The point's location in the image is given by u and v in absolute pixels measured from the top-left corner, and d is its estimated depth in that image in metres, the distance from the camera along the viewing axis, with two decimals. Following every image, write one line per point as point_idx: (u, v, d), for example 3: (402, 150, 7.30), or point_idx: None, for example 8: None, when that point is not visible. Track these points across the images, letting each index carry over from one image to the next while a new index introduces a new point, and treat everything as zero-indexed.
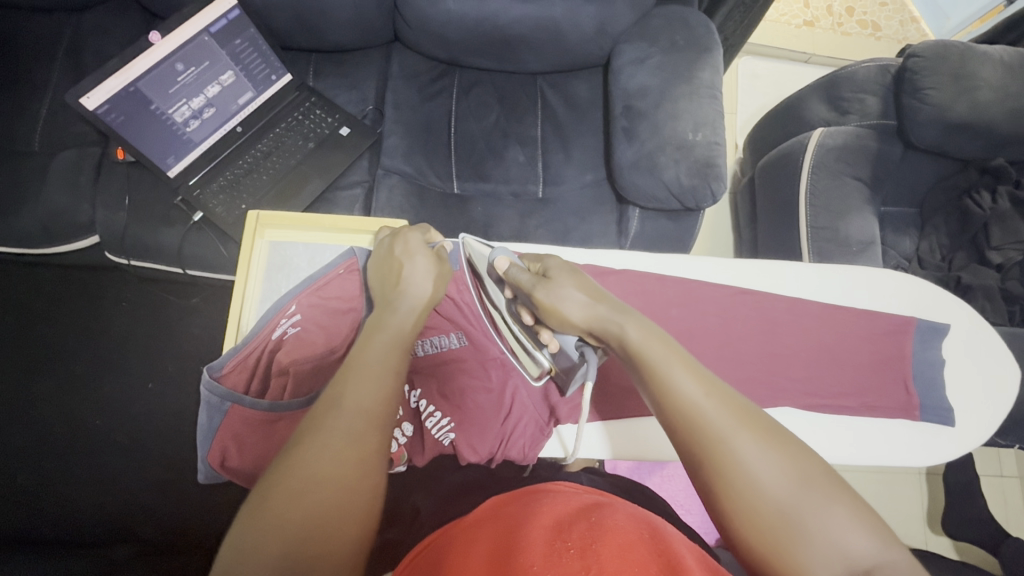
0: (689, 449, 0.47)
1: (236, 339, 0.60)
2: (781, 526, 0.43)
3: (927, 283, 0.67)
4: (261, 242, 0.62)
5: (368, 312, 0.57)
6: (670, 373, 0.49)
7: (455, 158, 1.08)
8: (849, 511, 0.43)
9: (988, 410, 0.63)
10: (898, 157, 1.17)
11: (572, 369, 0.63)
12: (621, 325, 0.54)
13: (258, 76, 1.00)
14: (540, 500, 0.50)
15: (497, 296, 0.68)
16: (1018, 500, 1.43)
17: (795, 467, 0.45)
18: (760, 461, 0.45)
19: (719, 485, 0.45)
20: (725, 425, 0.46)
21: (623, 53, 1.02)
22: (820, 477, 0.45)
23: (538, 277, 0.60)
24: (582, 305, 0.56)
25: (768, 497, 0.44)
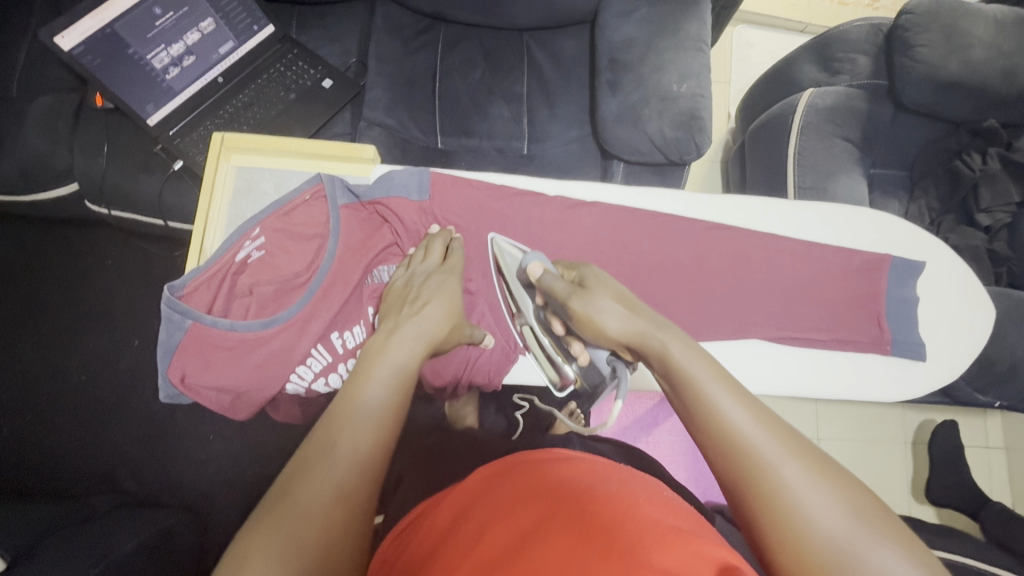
0: (727, 468, 0.44)
1: (199, 259, 0.60)
2: (826, 559, 0.38)
3: (903, 221, 0.66)
4: (227, 166, 0.62)
5: (335, 239, 0.56)
6: (710, 389, 0.47)
7: (440, 113, 1.07)
8: (901, 548, 0.39)
9: (962, 346, 0.63)
10: (888, 118, 1.16)
11: (601, 384, 0.61)
12: (662, 343, 0.52)
13: (238, 25, 0.98)
14: (530, 467, 0.51)
15: (524, 298, 0.62)
16: (1001, 469, 1.44)
17: (844, 496, 0.41)
18: (813, 491, 0.41)
19: (760, 511, 0.41)
20: (769, 449, 0.43)
21: (609, 6, 1.00)
22: (872, 511, 0.40)
23: (574, 285, 0.57)
24: (621, 319, 0.54)
25: (814, 528, 0.39)
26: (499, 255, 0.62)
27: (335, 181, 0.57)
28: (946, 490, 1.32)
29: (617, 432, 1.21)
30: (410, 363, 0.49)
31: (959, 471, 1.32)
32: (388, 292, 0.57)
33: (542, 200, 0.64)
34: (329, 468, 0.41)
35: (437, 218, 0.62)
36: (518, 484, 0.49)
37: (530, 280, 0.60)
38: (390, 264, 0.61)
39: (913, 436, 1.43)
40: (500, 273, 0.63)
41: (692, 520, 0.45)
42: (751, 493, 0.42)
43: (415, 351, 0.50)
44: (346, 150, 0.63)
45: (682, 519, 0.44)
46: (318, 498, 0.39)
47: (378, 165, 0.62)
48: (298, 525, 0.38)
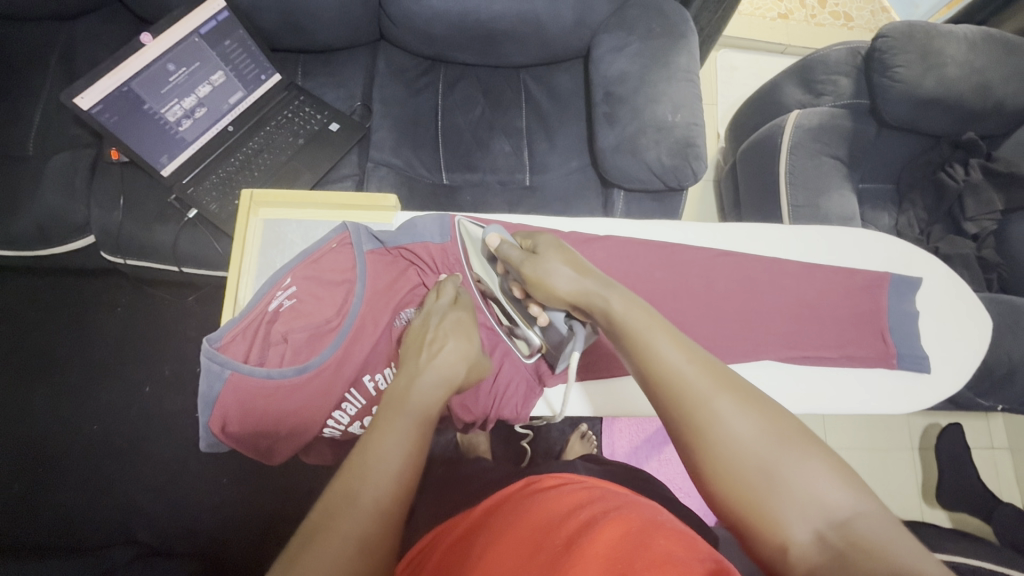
0: (667, 413, 0.48)
1: (233, 312, 0.62)
2: (757, 480, 0.43)
3: (899, 241, 0.70)
4: (255, 220, 0.65)
5: (362, 282, 0.58)
6: (650, 337, 0.50)
7: (443, 150, 1.11)
8: (821, 458, 0.44)
9: (966, 357, 0.66)
10: (873, 135, 1.21)
11: (560, 343, 0.60)
12: (605, 299, 0.53)
13: (247, 75, 1.02)
14: (537, 502, 0.52)
15: (486, 271, 0.63)
16: (1008, 469, 1.45)
17: (768, 422, 0.45)
18: (740, 421, 0.45)
19: (696, 446, 0.46)
20: (704, 387, 0.47)
21: (602, 43, 1.06)
22: (790, 429, 0.45)
23: (528, 253, 0.58)
24: (571, 279, 0.55)
25: (741, 452, 0.44)
26: (465, 234, 0.62)
27: (360, 230, 0.60)
28: (957, 494, 1.33)
29: (630, 453, 1.22)
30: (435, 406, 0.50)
31: (968, 474, 1.34)
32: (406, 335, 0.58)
33: (554, 234, 0.67)
34: (352, 511, 0.43)
35: (458, 259, 0.64)
36: (520, 514, 0.52)
37: (490, 253, 0.61)
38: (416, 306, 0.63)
39: (920, 440, 1.45)
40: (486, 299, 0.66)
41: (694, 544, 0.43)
42: (688, 430, 0.46)
43: (439, 393, 0.52)
44: (370, 201, 0.66)
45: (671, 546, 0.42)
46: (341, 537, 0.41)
47: (400, 213, 0.65)
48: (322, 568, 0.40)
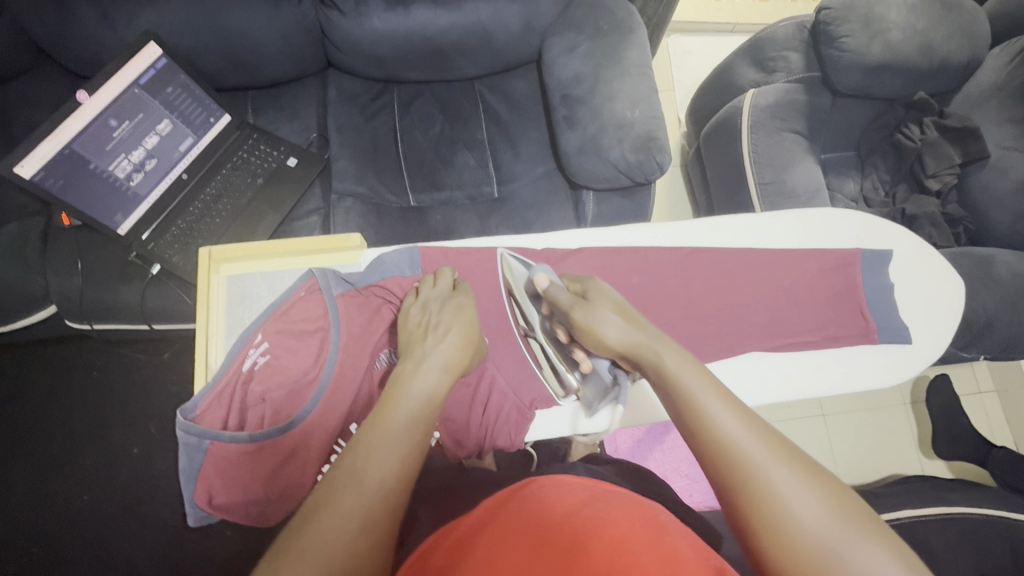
0: (717, 475, 0.46)
1: (207, 376, 0.60)
2: (812, 557, 0.39)
3: (865, 215, 0.70)
4: (217, 278, 0.63)
5: (335, 328, 0.57)
6: (704, 400, 0.48)
7: (407, 172, 1.09)
8: (887, 547, 0.39)
9: (946, 321, 0.67)
10: (828, 105, 1.22)
11: (603, 392, 0.65)
12: (656, 354, 0.54)
13: (195, 120, 0.99)
14: (531, 500, 0.48)
15: (529, 307, 0.66)
16: (998, 412, 1.49)
17: (829, 496, 0.42)
18: (798, 492, 0.42)
19: (749, 515, 0.43)
20: (762, 456, 0.44)
21: (553, 45, 1.05)
22: (854, 510, 0.41)
23: (578, 297, 0.60)
24: (620, 329, 0.57)
25: (800, 528, 0.41)
26: (509, 270, 0.67)
27: (327, 274, 0.59)
28: (952, 443, 1.36)
29: (633, 447, 1.24)
30: (437, 395, 0.49)
31: (961, 422, 1.37)
32: (403, 320, 0.57)
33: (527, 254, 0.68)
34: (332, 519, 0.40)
35: None
36: (516, 514, 0.46)
37: (535, 290, 0.65)
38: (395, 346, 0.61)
39: (911, 394, 1.48)
40: (524, 333, 0.68)
41: (695, 550, 0.43)
42: (742, 495, 0.43)
43: (440, 382, 0.51)
44: (333, 242, 0.64)
45: (680, 544, 0.43)
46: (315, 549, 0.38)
47: (366, 250, 0.64)
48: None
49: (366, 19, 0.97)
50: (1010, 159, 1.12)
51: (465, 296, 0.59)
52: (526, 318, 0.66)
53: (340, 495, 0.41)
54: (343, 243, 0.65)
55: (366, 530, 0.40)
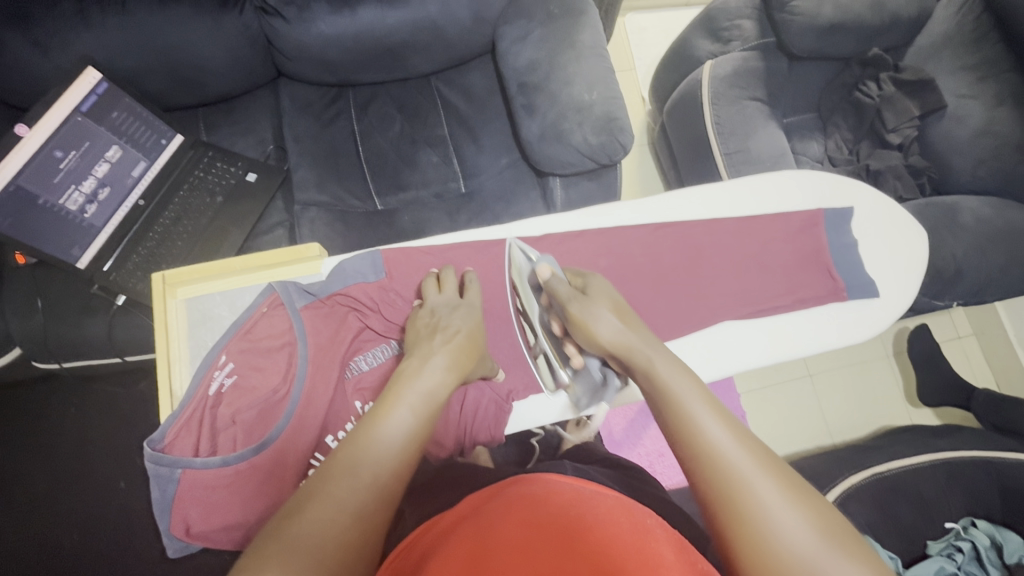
0: (703, 483, 0.46)
1: (174, 403, 0.59)
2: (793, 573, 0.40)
3: (825, 174, 0.70)
4: (176, 301, 0.61)
5: (302, 341, 0.56)
6: (695, 409, 0.50)
7: (371, 176, 1.08)
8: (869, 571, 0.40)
9: (912, 271, 0.68)
10: (786, 70, 1.23)
11: (592, 388, 0.67)
12: (648, 357, 0.56)
13: (146, 144, 0.96)
14: (519, 495, 0.47)
15: (530, 301, 0.67)
16: (978, 355, 1.52)
17: (815, 515, 0.43)
18: (785, 507, 0.43)
19: (733, 518, 0.43)
20: (750, 468, 0.45)
21: (505, 34, 1.03)
22: (840, 533, 0.42)
23: (577, 292, 0.61)
24: (615, 330, 0.58)
25: (783, 540, 0.41)
26: (515, 255, 0.66)
27: (288, 287, 0.57)
28: (936, 390, 1.39)
29: (627, 428, 1.27)
30: (439, 391, 0.51)
31: (943, 369, 1.40)
32: (409, 323, 0.58)
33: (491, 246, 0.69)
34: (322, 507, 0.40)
35: (399, 293, 0.62)
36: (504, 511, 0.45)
37: (538, 282, 0.65)
38: (366, 352, 0.61)
39: (894, 347, 1.50)
40: (522, 319, 0.69)
41: (677, 553, 0.42)
42: (726, 497, 0.44)
43: (442, 380, 0.52)
44: (292, 254, 0.64)
45: (664, 550, 0.41)
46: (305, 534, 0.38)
47: (327, 258, 0.62)
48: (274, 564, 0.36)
49: (311, 24, 0.95)
50: (966, 107, 1.14)
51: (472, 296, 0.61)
52: (529, 315, 0.67)
53: (333, 484, 0.42)
54: (299, 253, 0.64)
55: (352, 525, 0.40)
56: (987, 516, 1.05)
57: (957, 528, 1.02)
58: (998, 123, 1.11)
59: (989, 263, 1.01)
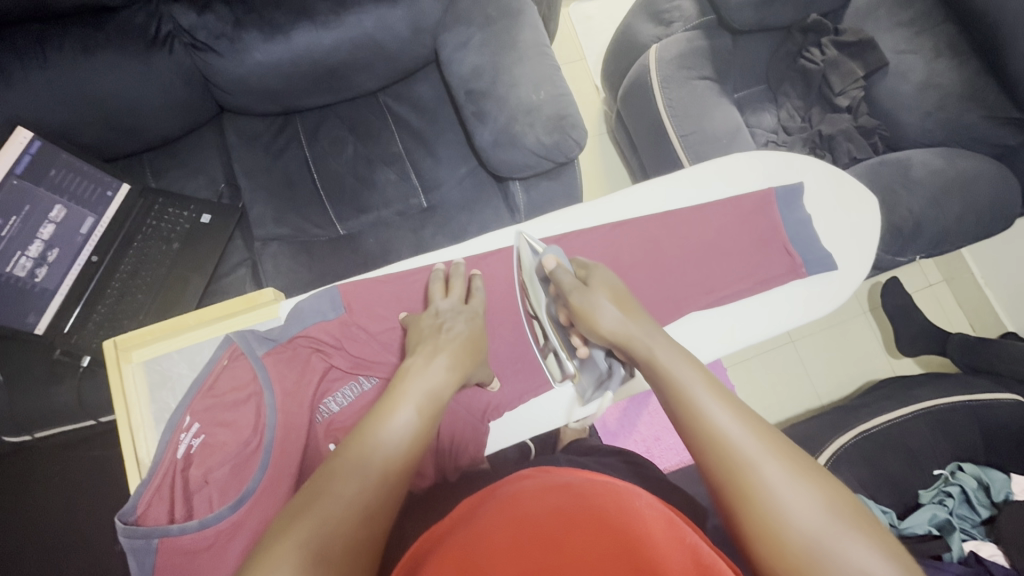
0: (710, 466, 0.49)
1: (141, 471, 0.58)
2: (799, 547, 0.43)
3: (772, 154, 0.72)
4: (131, 366, 0.60)
5: (268, 390, 0.55)
6: (699, 397, 0.53)
7: (329, 202, 1.06)
8: (876, 544, 0.42)
9: (867, 236, 0.70)
10: (730, 45, 1.23)
11: (596, 375, 0.69)
12: (648, 347, 0.59)
13: (91, 199, 0.93)
14: (507, 496, 0.48)
15: (536, 288, 0.69)
16: (949, 300, 1.56)
17: (823, 494, 0.45)
18: (787, 486, 0.46)
19: (738, 500, 0.47)
20: (754, 451, 0.48)
21: (446, 42, 1.02)
22: (846, 508, 0.45)
23: (579, 281, 0.64)
24: (616, 319, 0.61)
25: (790, 520, 0.44)
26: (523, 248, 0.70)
27: (246, 335, 0.57)
28: (914, 339, 1.42)
29: (621, 417, 1.27)
30: (443, 391, 0.54)
31: (917, 318, 1.43)
32: (412, 323, 0.61)
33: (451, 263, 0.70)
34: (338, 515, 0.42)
35: (361, 326, 0.61)
36: (496, 510, 0.46)
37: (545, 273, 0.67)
38: (335, 393, 0.61)
39: (869, 302, 1.53)
40: (529, 312, 0.72)
41: (667, 531, 0.44)
42: (726, 478, 0.48)
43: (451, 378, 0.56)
44: (246, 302, 0.63)
45: (653, 533, 0.43)
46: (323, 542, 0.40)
47: (283, 302, 0.62)
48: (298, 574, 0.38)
49: (245, 54, 0.93)
50: (907, 62, 1.16)
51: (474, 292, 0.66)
52: (532, 303, 0.70)
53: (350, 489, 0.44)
54: (251, 300, 0.63)
55: (373, 522, 0.43)
56: (972, 457, 1.08)
57: (945, 474, 1.04)
58: (940, 75, 1.13)
59: (946, 214, 1.03)
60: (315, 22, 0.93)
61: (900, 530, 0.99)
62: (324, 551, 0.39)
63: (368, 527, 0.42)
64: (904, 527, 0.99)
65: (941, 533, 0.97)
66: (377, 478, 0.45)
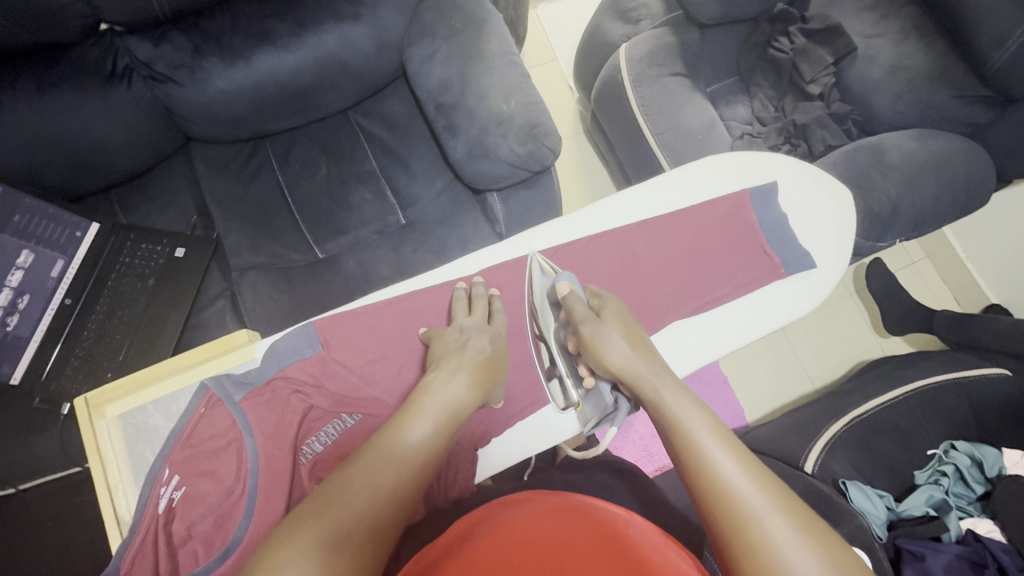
0: (715, 514, 0.48)
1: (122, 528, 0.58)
2: None
3: (745, 153, 0.73)
4: (104, 422, 0.60)
5: (248, 436, 0.54)
6: (706, 445, 0.53)
7: (306, 225, 1.04)
8: None
9: (845, 239, 0.72)
10: (699, 39, 1.23)
11: (600, 409, 0.68)
12: (654, 387, 0.59)
13: (60, 241, 0.91)
14: (507, 523, 0.47)
15: (547, 316, 0.69)
16: (933, 276, 1.57)
17: (831, 555, 0.43)
18: (793, 543, 0.44)
19: (741, 550, 0.45)
20: (760, 505, 0.47)
21: (412, 57, 1.01)
22: (855, 573, 0.42)
23: (592, 313, 0.64)
24: (625, 353, 0.61)
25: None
26: (537, 272, 0.69)
27: (221, 381, 0.55)
28: (901, 319, 1.43)
29: (618, 418, 1.28)
30: (463, 408, 0.56)
31: (902, 297, 1.44)
32: (435, 343, 0.62)
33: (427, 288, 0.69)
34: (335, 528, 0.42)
35: (340, 362, 0.61)
36: (500, 540, 0.44)
37: (557, 298, 0.67)
38: (318, 432, 0.60)
39: (855, 284, 1.54)
40: (536, 334, 0.72)
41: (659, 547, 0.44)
42: (729, 522, 0.47)
43: (467, 396, 0.57)
44: (219, 345, 0.65)
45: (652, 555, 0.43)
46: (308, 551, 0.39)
47: (258, 342, 0.62)
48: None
49: (207, 82, 0.92)
50: (875, 46, 1.16)
51: (493, 310, 0.67)
52: (540, 325, 0.70)
53: (356, 495, 0.45)
54: (227, 343, 0.65)
55: (379, 557, 0.43)
56: (964, 434, 1.09)
57: (939, 454, 1.05)
58: (908, 57, 1.13)
59: (923, 195, 1.04)
60: (276, 44, 0.92)
61: (898, 513, 1.00)
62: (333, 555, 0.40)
63: (367, 560, 0.42)
64: (903, 510, 1.00)
65: (938, 513, 0.98)
66: (387, 503, 0.46)
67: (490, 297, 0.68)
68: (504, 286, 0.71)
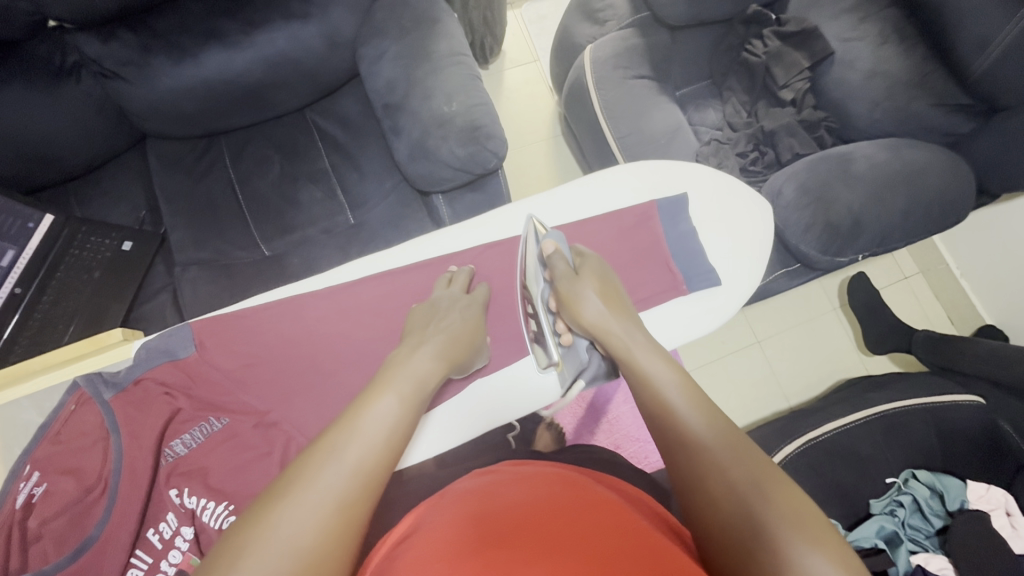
0: (687, 467, 0.51)
1: None
2: (763, 557, 0.42)
3: (662, 166, 0.77)
4: None
5: (116, 438, 0.61)
6: (675, 400, 0.56)
7: (253, 222, 1.05)
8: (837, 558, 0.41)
9: (755, 258, 0.75)
10: (668, 40, 1.19)
11: (578, 364, 0.73)
12: (627, 345, 0.63)
13: (11, 232, 0.92)
14: (458, 490, 0.54)
15: (537, 279, 0.73)
16: (927, 294, 1.49)
17: (790, 504, 0.45)
18: (756, 494, 0.46)
19: (711, 502, 0.48)
20: (726, 458, 0.50)
21: (364, 56, 1.00)
22: (814, 520, 0.43)
23: (570, 272, 0.69)
24: (598, 310, 0.65)
25: (757, 527, 0.44)
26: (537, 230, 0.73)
27: (93, 381, 0.62)
28: (882, 336, 1.36)
29: (578, 427, 1.25)
30: (429, 381, 0.58)
31: (884, 315, 1.37)
32: (411, 315, 0.67)
33: (317, 294, 0.71)
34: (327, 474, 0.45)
35: (212, 364, 0.65)
36: (452, 503, 0.51)
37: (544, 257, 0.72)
38: (183, 435, 0.64)
39: (838, 298, 1.47)
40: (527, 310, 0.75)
41: (604, 509, 0.50)
42: (698, 472, 0.50)
43: (435, 367, 0.59)
44: (93, 344, 0.71)
45: (604, 512, 0.49)
46: (308, 501, 0.43)
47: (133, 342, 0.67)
48: (290, 525, 0.41)
49: (155, 80, 0.93)
50: (853, 50, 1.10)
51: (469, 282, 0.72)
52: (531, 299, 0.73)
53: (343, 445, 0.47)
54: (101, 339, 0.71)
55: (363, 498, 0.45)
56: (929, 464, 1.03)
57: (897, 483, 0.99)
58: (886, 62, 1.07)
59: (889, 210, 0.98)
60: (223, 43, 0.92)
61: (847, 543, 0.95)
62: (340, 499, 0.44)
63: (356, 510, 0.44)
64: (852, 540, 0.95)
65: (888, 545, 0.94)
66: (354, 475, 0.45)
67: (465, 275, 0.72)
68: (397, 293, 0.72)
